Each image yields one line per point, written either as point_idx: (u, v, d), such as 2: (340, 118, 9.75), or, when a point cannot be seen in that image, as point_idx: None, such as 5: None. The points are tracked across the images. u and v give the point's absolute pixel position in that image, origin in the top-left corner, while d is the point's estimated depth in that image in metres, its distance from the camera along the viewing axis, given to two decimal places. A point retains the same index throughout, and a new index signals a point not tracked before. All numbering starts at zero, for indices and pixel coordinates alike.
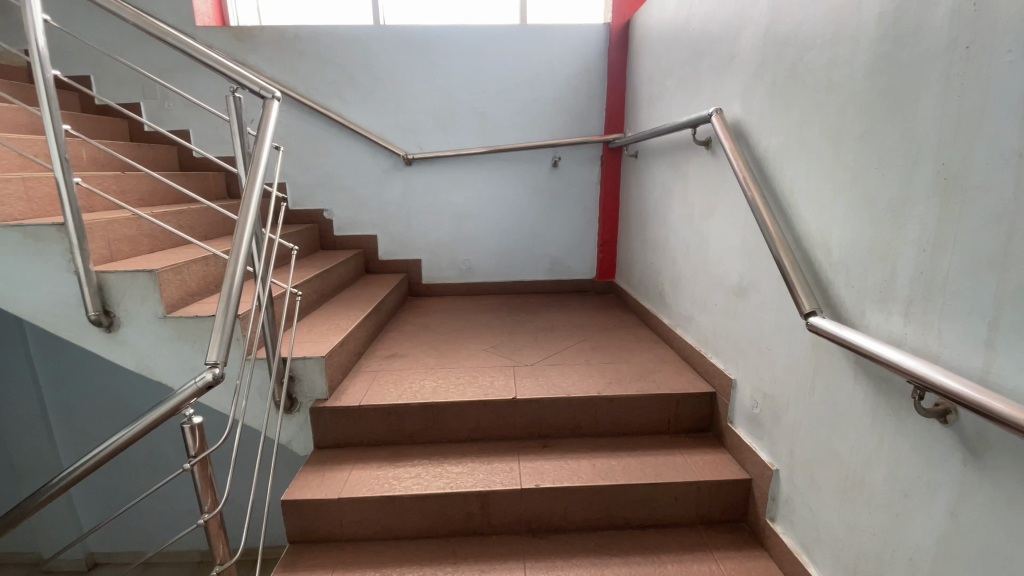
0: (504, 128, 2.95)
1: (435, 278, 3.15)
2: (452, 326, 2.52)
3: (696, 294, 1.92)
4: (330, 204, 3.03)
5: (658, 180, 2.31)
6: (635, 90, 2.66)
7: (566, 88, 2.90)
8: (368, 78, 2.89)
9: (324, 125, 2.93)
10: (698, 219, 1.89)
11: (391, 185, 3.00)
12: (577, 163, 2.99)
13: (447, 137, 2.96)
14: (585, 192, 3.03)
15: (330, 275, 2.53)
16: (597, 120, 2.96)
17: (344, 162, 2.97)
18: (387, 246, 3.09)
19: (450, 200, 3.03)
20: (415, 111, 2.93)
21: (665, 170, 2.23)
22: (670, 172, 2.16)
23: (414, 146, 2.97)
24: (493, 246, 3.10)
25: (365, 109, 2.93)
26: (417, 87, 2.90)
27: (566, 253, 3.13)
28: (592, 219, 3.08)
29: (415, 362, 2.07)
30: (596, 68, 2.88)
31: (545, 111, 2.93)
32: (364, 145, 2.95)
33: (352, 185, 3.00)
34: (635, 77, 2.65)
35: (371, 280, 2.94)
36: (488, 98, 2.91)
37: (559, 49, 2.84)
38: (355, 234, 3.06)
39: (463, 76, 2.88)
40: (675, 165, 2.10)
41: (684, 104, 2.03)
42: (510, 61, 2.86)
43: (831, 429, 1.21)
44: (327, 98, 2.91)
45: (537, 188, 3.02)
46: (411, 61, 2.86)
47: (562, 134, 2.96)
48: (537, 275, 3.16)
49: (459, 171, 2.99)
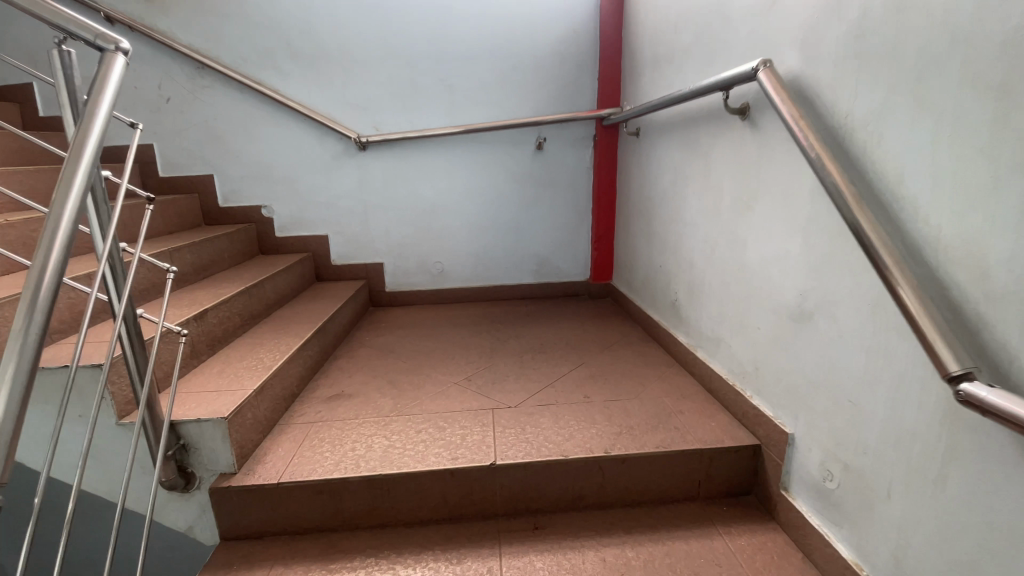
0: (478, 105, 2.45)
1: (401, 284, 2.65)
2: (417, 348, 2.04)
3: (727, 310, 1.47)
4: (269, 200, 2.50)
5: (668, 163, 1.84)
6: (634, 54, 2.18)
7: (550, 53, 2.40)
8: (308, 46, 2.36)
9: (258, 105, 2.41)
10: (730, 214, 1.43)
11: (343, 175, 2.50)
12: (566, 144, 2.51)
13: (410, 117, 2.45)
14: (575, 179, 2.56)
15: (262, 289, 2.03)
16: (588, 93, 2.47)
17: (284, 149, 2.45)
18: (341, 248, 2.58)
19: (415, 192, 2.54)
20: (370, 86, 2.41)
21: (677, 149, 1.76)
22: (685, 153, 1.69)
23: (369, 128, 2.46)
24: (468, 245, 2.62)
25: (308, 84, 2.40)
26: (370, 57, 2.38)
27: (555, 251, 2.66)
28: (584, 210, 2.61)
29: (365, 406, 1.60)
30: (586, 30, 2.38)
31: (528, 84, 2.44)
32: (307, 128, 2.43)
33: (295, 176, 2.48)
34: (634, 38, 2.17)
35: (322, 291, 2.44)
36: (458, 68, 2.40)
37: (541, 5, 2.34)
38: (302, 235, 2.55)
39: (427, 43, 2.36)
40: (693, 143, 1.64)
41: (705, 64, 1.55)
42: (484, 23, 2.34)
43: (986, 551, 0.77)
44: (260, 72, 2.38)
45: (518, 175, 2.54)
46: (361, 23, 2.33)
47: (547, 110, 2.48)
48: (521, 277, 2.69)
49: (424, 156, 2.49)
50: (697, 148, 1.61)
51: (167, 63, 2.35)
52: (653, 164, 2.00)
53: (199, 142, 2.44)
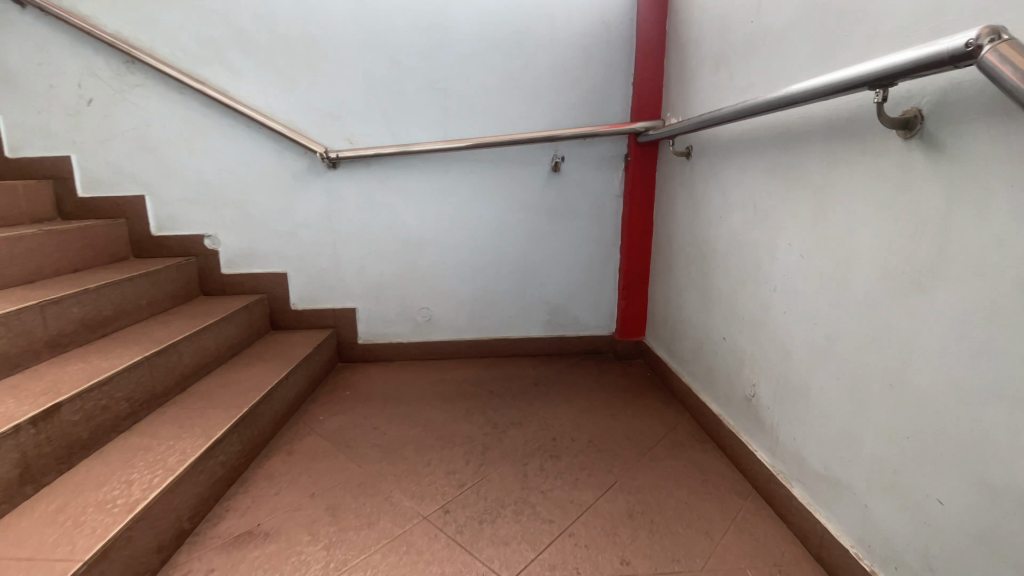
0: (481, 115, 1.92)
1: (378, 333, 2.08)
2: (382, 443, 1.48)
3: (865, 446, 0.90)
4: (214, 227, 1.97)
5: (742, 197, 1.28)
6: (684, 50, 1.64)
7: (574, 49, 1.87)
8: (267, 36, 1.85)
9: (201, 111, 1.89)
10: (878, 292, 0.86)
11: (306, 199, 1.96)
12: (590, 164, 1.97)
13: (393, 128, 1.93)
14: (600, 208, 2.02)
15: (177, 355, 1.50)
16: (620, 100, 1.93)
17: (234, 165, 1.93)
18: (303, 288, 2.03)
19: (398, 222, 2.00)
20: (343, 88, 1.89)
21: (759, 180, 1.21)
22: (777, 187, 1.13)
23: (340, 141, 1.93)
24: (464, 287, 2.07)
25: (264, 84, 1.88)
26: (344, 51, 1.86)
27: (573, 298, 2.09)
28: (611, 248, 2.06)
29: (282, 563, 1.04)
30: (619, 21, 1.85)
31: (545, 88, 1.91)
32: (261, 140, 1.91)
33: (247, 198, 1.96)
34: (685, 27, 1.63)
35: (272, 346, 1.89)
36: (457, 69, 1.88)
37: None
38: (254, 271, 2.01)
39: (417, 36, 1.85)
40: (792, 174, 1.08)
41: (818, 53, 1.00)
42: (491, 11, 1.83)
43: None
44: (205, 68, 1.87)
45: (530, 202, 2.00)
46: (334, 10, 1.83)
47: (569, 121, 1.94)
48: (529, 329, 2.11)
49: (409, 177, 1.96)
50: (800, 178, 1.05)
51: (89, 56, 1.84)
52: (714, 198, 1.45)
53: (129, 154, 1.92)
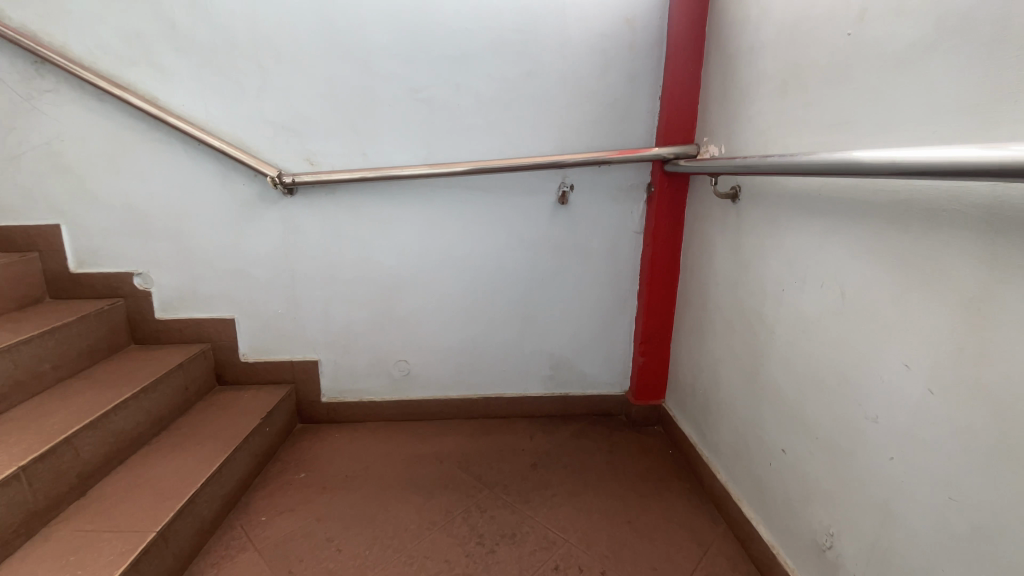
0: (472, 133, 1.56)
1: (346, 390, 1.75)
2: (336, 568, 1.15)
3: None
4: (146, 263, 1.62)
5: (824, 275, 0.94)
6: (734, 62, 1.28)
7: (589, 54, 1.50)
8: (205, 31, 1.47)
9: (126, 122, 1.52)
10: None
11: (257, 231, 1.61)
12: (604, 194, 1.62)
13: (364, 147, 1.57)
14: (615, 246, 1.67)
15: (70, 450, 1.16)
16: (643, 118, 1.57)
17: (169, 189, 1.57)
18: (255, 336, 1.69)
19: (370, 260, 1.65)
20: (303, 98, 1.53)
21: (856, 260, 0.87)
22: (892, 281, 0.80)
23: (299, 162, 1.57)
24: (449, 338, 1.73)
25: (204, 91, 1.51)
26: (303, 52, 1.49)
27: (580, 351, 1.75)
28: (626, 293, 1.71)
29: None
30: (647, 20, 1.48)
31: (553, 101, 1.54)
32: (202, 161, 1.55)
33: (186, 230, 1.60)
34: (736, 32, 1.27)
35: (215, 411, 1.56)
36: (444, 76, 1.52)
37: None
38: (196, 315, 1.67)
39: (395, 35, 1.48)
40: (923, 269, 0.74)
41: (981, 97, 0.66)
42: (488, 6, 1.46)
43: None
44: (129, 69, 1.49)
45: (530, 238, 1.66)
46: (291, 1, 1.45)
47: (580, 142, 1.58)
48: (526, 387, 1.78)
49: (384, 207, 1.61)
50: (941, 279, 0.72)
51: None
52: (774, 263, 1.11)
53: (38, 173, 1.55)
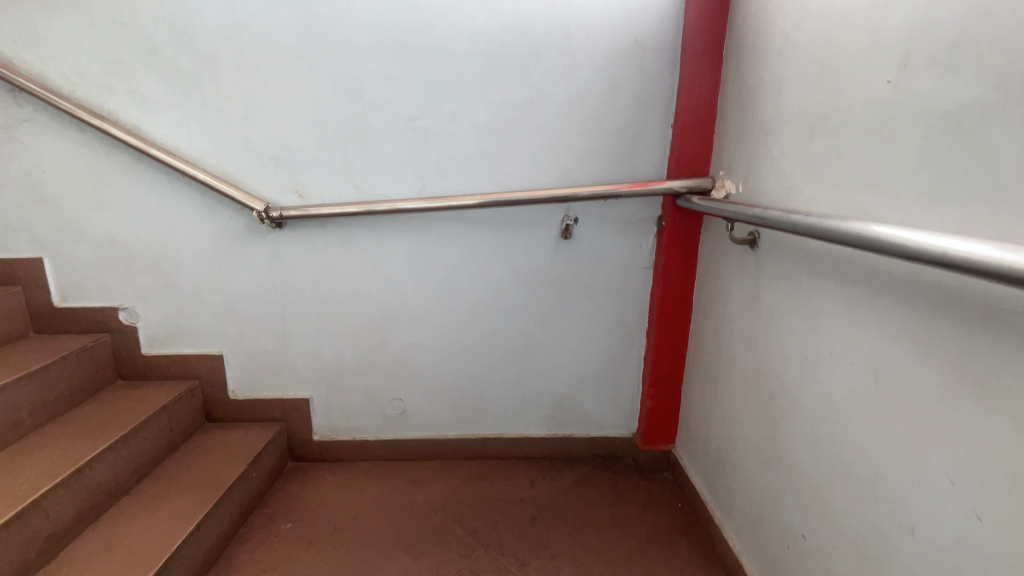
0: (470, 164, 1.47)
1: (339, 429, 1.67)
2: None
3: None
4: (131, 297, 1.56)
5: (860, 355, 0.84)
6: (754, 94, 1.16)
7: (595, 79, 1.39)
8: (190, 58, 1.40)
9: (107, 153, 1.45)
10: None
11: (244, 266, 1.53)
12: (611, 228, 1.51)
13: (356, 178, 1.48)
14: (623, 282, 1.57)
15: (40, 512, 1.10)
16: (654, 147, 1.46)
17: (153, 222, 1.50)
18: (244, 373, 1.62)
19: (362, 295, 1.57)
20: (290, 127, 1.44)
21: (898, 347, 0.77)
22: (937, 378, 0.70)
23: (288, 194, 1.49)
24: (446, 376, 1.64)
25: (189, 121, 1.44)
26: (291, 79, 1.41)
27: (584, 391, 1.66)
28: (634, 332, 1.61)
29: None
30: (658, 42, 1.37)
31: (556, 130, 1.44)
32: (187, 193, 1.48)
33: (172, 264, 1.54)
34: (757, 61, 1.15)
35: (201, 454, 1.50)
36: (439, 103, 1.42)
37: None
38: (183, 351, 1.61)
39: (387, 60, 1.39)
40: (975, 373, 0.65)
41: None
42: (486, 29, 1.36)
43: None
44: (110, 98, 1.42)
45: (532, 273, 1.56)
46: (276, 25, 1.37)
47: (585, 173, 1.47)
48: (527, 427, 1.68)
49: (377, 241, 1.52)
50: (1003, 391, 0.61)
51: None
52: (798, 327, 1.00)
53: (19, 205, 1.49)
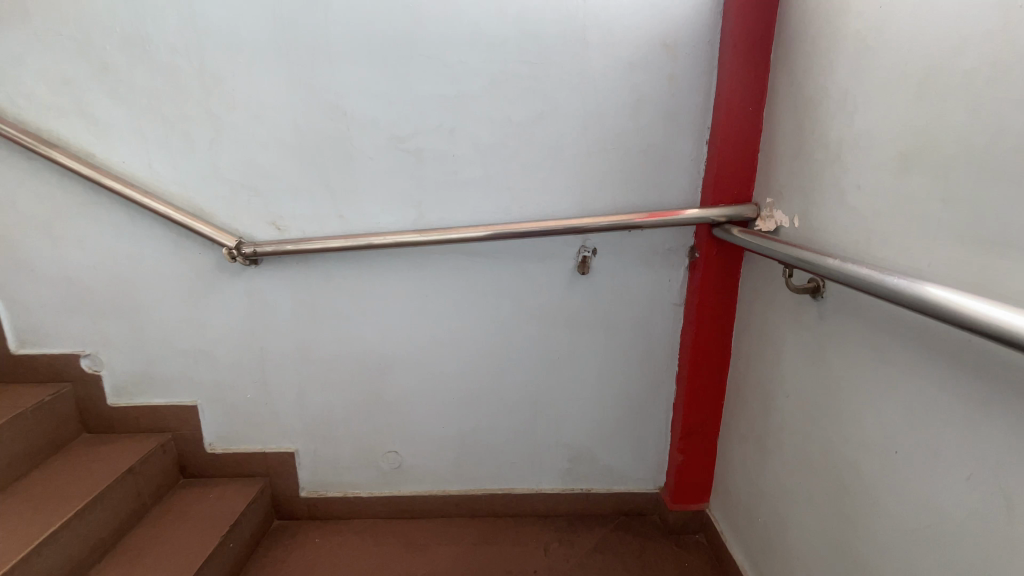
0: (471, 190, 1.27)
1: (329, 485, 1.50)
2: None
3: None
4: (94, 342, 1.39)
5: (983, 471, 0.64)
6: (814, 110, 0.95)
7: (616, 89, 1.19)
8: (148, 74, 1.21)
9: (58, 182, 1.28)
10: None
11: (217, 308, 1.35)
12: (634, 261, 1.31)
13: (340, 207, 1.29)
14: (648, 322, 1.36)
15: None
16: (685, 168, 1.25)
17: (113, 259, 1.33)
18: (221, 425, 1.45)
19: (351, 339, 1.38)
20: (264, 151, 1.25)
21: None
22: None
23: (264, 227, 1.30)
24: (447, 427, 1.46)
25: (149, 145, 1.26)
26: (263, 95, 1.22)
27: (604, 441, 1.46)
28: (661, 376, 1.41)
29: None
30: (692, 45, 1.16)
31: (570, 149, 1.23)
32: (149, 228, 1.30)
33: (136, 306, 1.36)
34: (819, 70, 0.94)
35: (172, 521, 1.33)
36: (434, 121, 1.22)
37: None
38: (153, 400, 1.44)
39: (373, 71, 1.19)
40: None
41: None
42: (489, 32, 1.16)
43: None
44: (59, 120, 1.25)
45: (543, 312, 1.36)
46: (244, 33, 1.18)
47: (604, 198, 1.27)
48: (538, 482, 1.50)
49: (366, 278, 1.33)
50: None
51: None
52: (885, 410, 0.80)
53: None
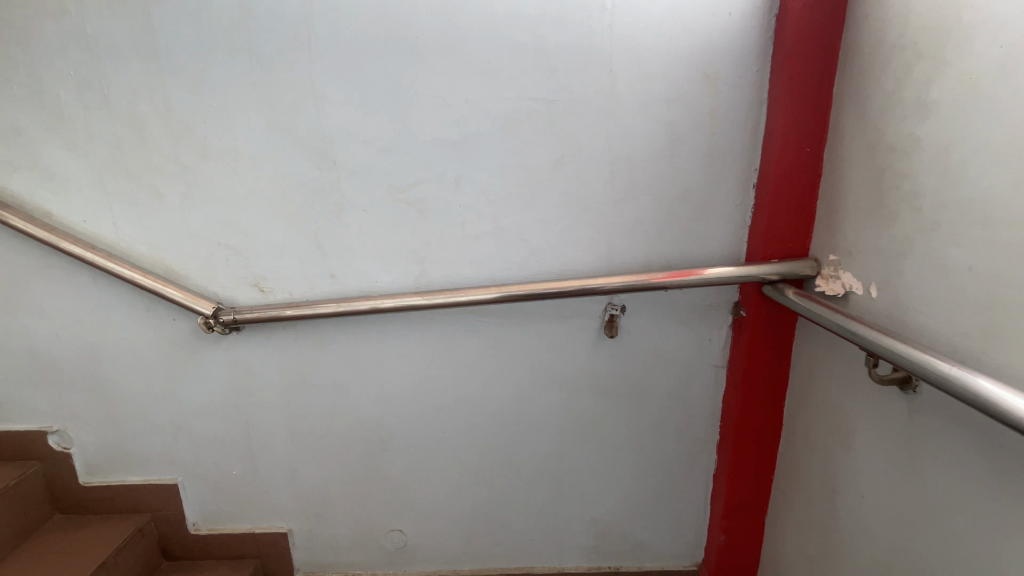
0: (481, 245, 1.11)
1: (329, 566, 1.35)
2: None
3: None
4: (62, 418, 1.25)
5: None
6: (900, 163, 0.79)
7: (646, 130, 1.02)
8: (109, 122, 1.06)
9: (11, 245, 1.12)
10: None
11: (197, 379, 1.20)
12: (669, 320, 1.15)
13: (332, 266, 1.13)
14: (685, 386, 1.20)
15: None
16: (728, 216, 1.08)
17: (79, 328, 1.18)
18: (205, 504, 1.30)
19: (348, 410, 1.23)
20: (243, 205, 1.10)
21: None
22: None
23: (246, 290, 1.15)
24: (457, 503, 1.30)
25: (112, 201, 1.10)
26: (240, 144, 1.06)
27: (634, 515, 1.30)
28: (699, 445, 1.24)
29: None
30: (736, 76, 0.99)
31: (594, 197, 1.07)
32: (117, 293, 1.14)
33: (107, 378, 1.21)
34: (908, 114, 0.78)
35: None
36: (437, 168, 1.06)
37: (637, 25, 0.96)
38: (130, 479, 1.29)
39: (366, 113, 1.03)
40: None
41: None
42: (499, 68, 1.00)
43: None
44: (11, 176, 1.09)
45: (565, 378, 1.20)
46: (219, 75, 1.02)
47: (635, 251, 1.10)
48: (560, 560, 1.34)
49: (363, 343, 1.17)
50: None
51: None
52: (1020, 554, 0.63)
53: None
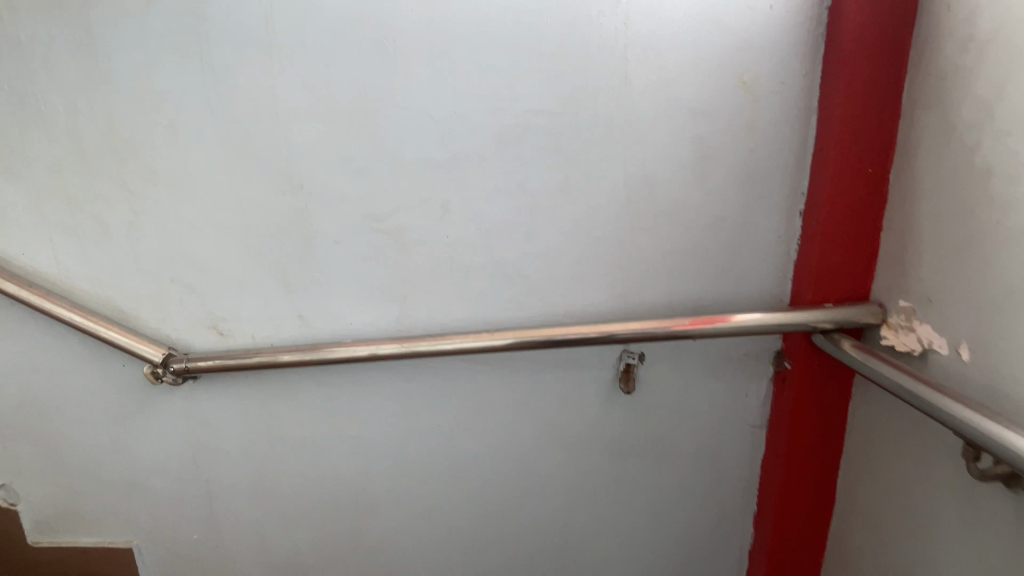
0: (472, 284, 0.95)
1: None
2: None
3: None
4: (5, 472, 1.11)
5: None
6: (1002, 192, 0.61)
7: (667, 148, 0.85)
8: (46, 143, 0.92)
9: None
10: None
11: (151, 432, 1.05)
12: (696, 371, 0.97)
13: (300, 306, 0.98)
14: (714, 448, 1.01)
15: None
16: (766, 249, 0.90)
17: (19, 374, 1.04)
18: (165, 569, 1.15)
19: (322, 469, 1.07)
20: (198, 237, 0.95)
21: None
22: None
23: (203, 333, 1.00)
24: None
25: (52, 232, 0.97)
26: (193, 166, 0.92)
27: None
28: (730, 516, 1.05)
29: None
30: (778, 83, 0.82)
31: (606, 226, 0.90)
32: (59, 336, 1.01)
33: (53, 429, 1.07)
34: (1013, 129, 0.59)
35: None
36: (419, 194, 0.90)
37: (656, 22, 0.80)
38: (81, 541, 1.15)
39: (336, 131, 0.88)
40: None
41: None
42: (491, 76, 0.84)
43: None
44: None
45: (572, 436, 1.02)
46: (167, 87, 0.88)
47: (654, 291, 0.92)
48: None
49: (338, 394, 1.02)
50: None
51: None
52: None
53: None
